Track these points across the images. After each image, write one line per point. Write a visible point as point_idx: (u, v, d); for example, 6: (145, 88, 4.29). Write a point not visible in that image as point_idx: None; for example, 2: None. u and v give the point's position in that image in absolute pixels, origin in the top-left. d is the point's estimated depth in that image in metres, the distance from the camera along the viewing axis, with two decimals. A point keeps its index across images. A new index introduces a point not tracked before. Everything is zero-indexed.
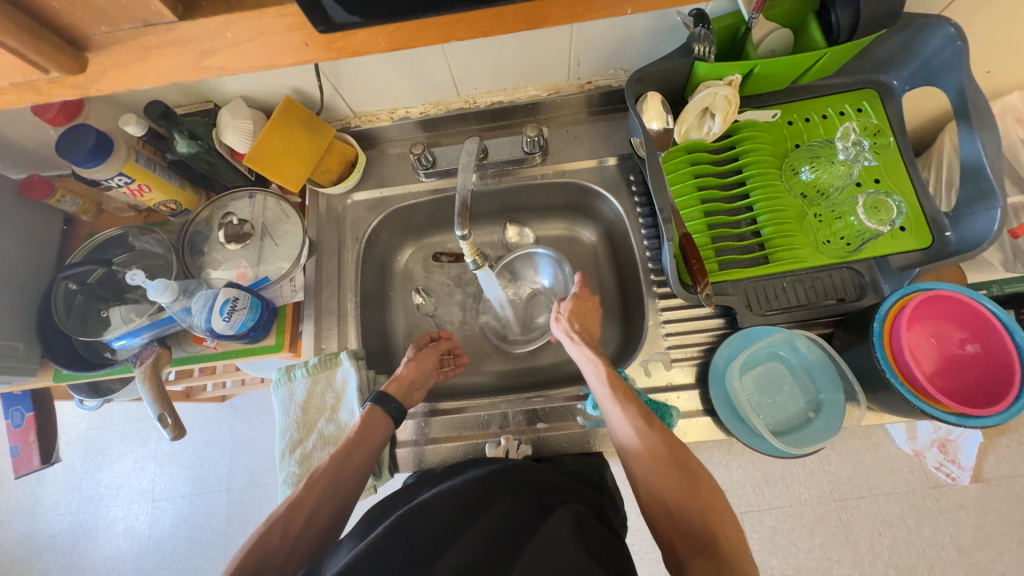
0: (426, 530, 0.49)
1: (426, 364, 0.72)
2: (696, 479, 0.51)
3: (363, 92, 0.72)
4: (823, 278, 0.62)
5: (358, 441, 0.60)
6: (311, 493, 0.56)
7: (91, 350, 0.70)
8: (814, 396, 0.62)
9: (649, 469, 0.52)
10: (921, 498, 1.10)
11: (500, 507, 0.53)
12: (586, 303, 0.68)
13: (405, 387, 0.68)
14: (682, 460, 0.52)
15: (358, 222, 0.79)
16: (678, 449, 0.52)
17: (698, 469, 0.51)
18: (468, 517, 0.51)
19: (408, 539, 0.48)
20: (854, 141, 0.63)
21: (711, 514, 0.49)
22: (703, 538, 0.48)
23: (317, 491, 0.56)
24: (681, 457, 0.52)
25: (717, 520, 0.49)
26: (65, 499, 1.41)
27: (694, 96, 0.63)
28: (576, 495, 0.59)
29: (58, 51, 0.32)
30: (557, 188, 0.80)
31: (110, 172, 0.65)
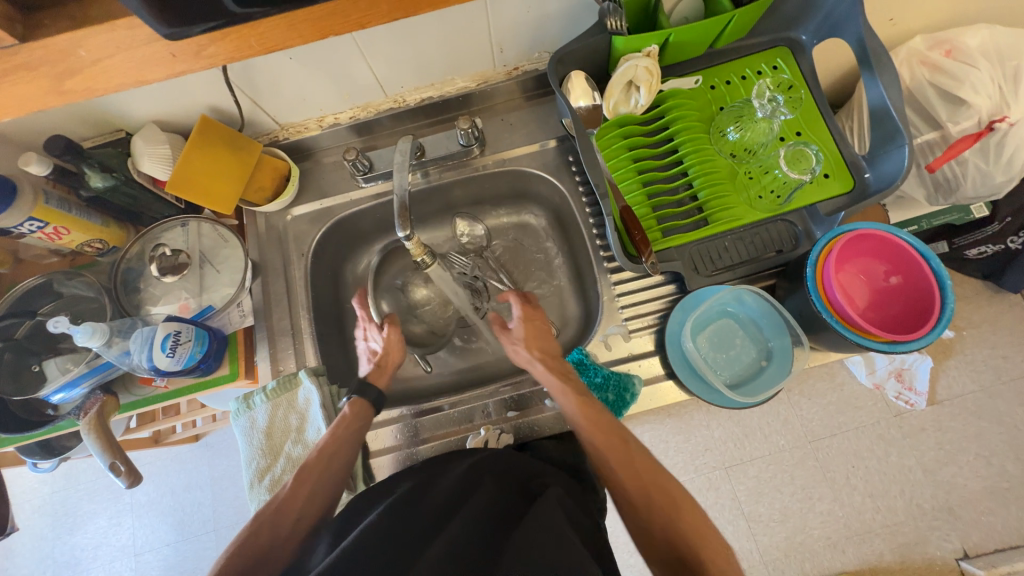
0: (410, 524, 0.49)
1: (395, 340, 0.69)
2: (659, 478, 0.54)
3: (285, 103, 0.70)
4: (760, 233, 0.65)
5: (338, 443, 0.60)
6: (295, 494, 0.56)
7: (29, 409, 0.66)
8: (764, 344, 0.65)
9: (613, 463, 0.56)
10: (886, 428, 1.17)
11: (490, 490, 0.54)
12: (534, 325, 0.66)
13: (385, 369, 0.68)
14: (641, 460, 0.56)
15: (302, 237, 0.77)
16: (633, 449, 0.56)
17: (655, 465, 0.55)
18: (455, 502, 0.52)
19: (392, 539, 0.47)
20: (769, 98, 0.66)
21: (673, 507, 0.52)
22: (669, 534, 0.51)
23: (302, 497, 0.56)
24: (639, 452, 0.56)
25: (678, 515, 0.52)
26: (39, 569, 1.33)
27: (617, 71, 0.64)
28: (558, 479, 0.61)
29: None
30: (499, 177, 0.79)
31: (19, 218, 0.61)
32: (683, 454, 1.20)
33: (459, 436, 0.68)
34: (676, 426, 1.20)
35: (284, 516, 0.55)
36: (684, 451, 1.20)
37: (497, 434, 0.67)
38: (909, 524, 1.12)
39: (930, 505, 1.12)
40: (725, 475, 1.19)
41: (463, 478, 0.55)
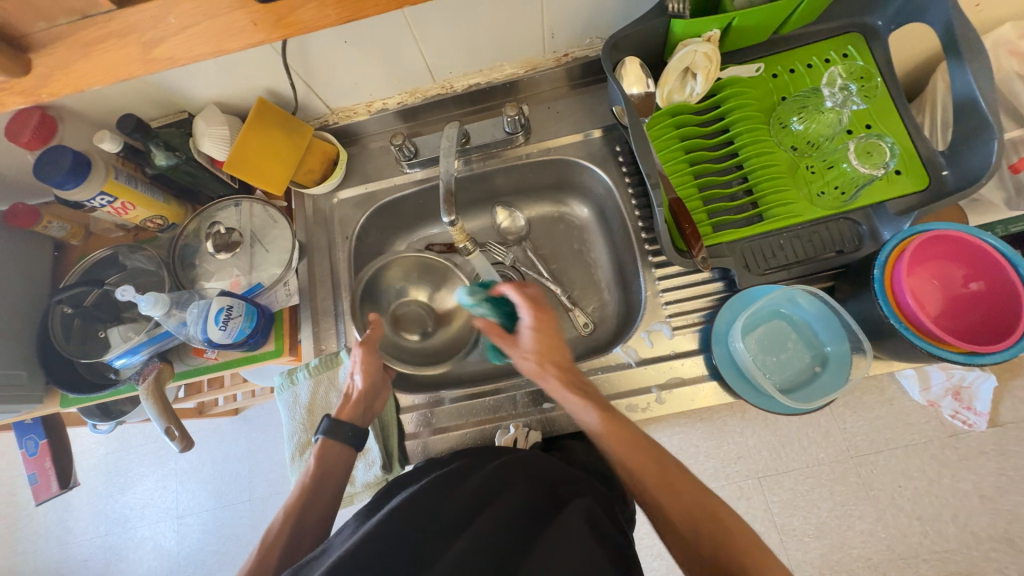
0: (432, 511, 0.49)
1: (373, 364, 0.65)
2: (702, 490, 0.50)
3: (337, 87, 0.71)
4: (820, 232, 0.61)
5: (319, 481, 0.61)
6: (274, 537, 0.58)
7: (95, 372, 0.71)
8: (820, 349, 0.61)
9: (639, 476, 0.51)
10: (939, 448, 1.09)
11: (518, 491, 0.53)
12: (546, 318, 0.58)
13: (365, 403, 0.64)
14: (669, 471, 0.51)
15: (347, 220, 0.78)
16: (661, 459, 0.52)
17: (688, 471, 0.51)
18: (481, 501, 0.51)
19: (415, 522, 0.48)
20: (841, 86, 0.61)
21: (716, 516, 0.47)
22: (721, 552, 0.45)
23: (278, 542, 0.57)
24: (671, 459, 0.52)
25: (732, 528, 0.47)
26: (93, 523, 1.43)
27: (674, 57, 0.61)
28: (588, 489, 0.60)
29: None
30: (542, 166, 0.78)
31: (91, 192, 0.64)
32: (714, 460, 1.16)
33: (491, 425, 0.68)
34: (708, 431, 1.17)
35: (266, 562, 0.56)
36: (715, 457, 1.17)
37: (525, 432, 0.67)
38: (962, 552, 1.04)
39: (987, 533, 1.04)
40: (758, 485, 1.14)
41: (492, 475, 0.55)
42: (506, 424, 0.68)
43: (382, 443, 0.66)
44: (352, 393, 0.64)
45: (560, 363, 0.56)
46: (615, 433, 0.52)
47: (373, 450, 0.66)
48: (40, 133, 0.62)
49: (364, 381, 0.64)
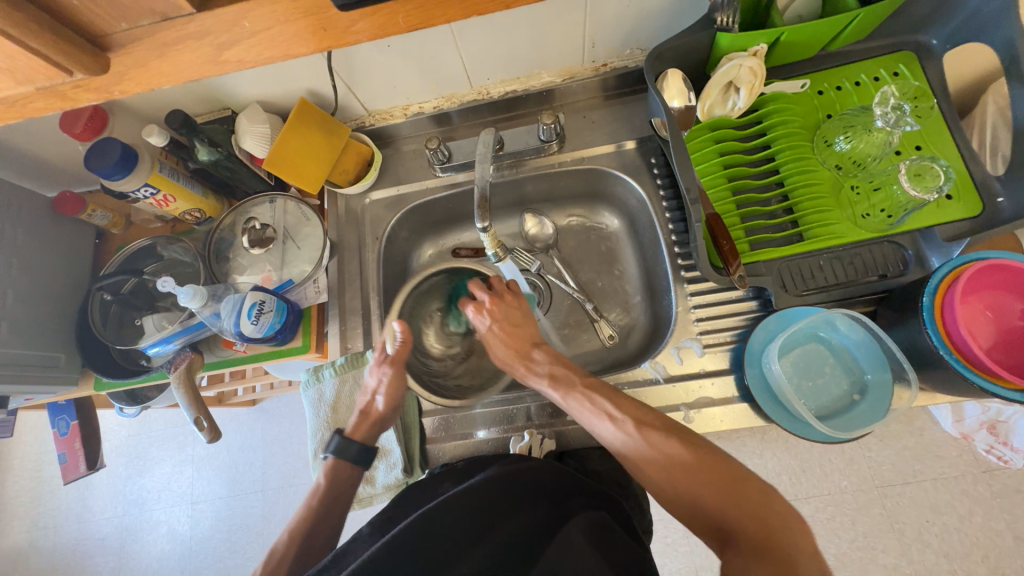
0: (449, 528, 0.50)
1: (397, 394, 0.63)
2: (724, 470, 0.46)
3: (376, 90, 0.72)
4: (862, 254, 0.59)
5: (327, 503, 0.60)
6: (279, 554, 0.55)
7: (128, 358, 0.73)
8: (858, 376, 0.59)
9: (653, 466, 0.48)
10: (972, 484, 1.04)
11: (529, 513, 0.54)
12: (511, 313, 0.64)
13: (378, 424, 0.64)
14: (683, 461, 0.47)
15: (377, 221, 0.79)
16: (674, 449, 0.48)
17: (706, 449, 0.48)
18: (494, 518, 0.52)
19: (429, 541, 0.48)
20: (895, 105, 0.57)
21: (739, 495, 0.44)
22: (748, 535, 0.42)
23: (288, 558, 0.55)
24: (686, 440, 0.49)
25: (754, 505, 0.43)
26: (111, 503, 1.46)
27: (717, 71, 0.60)
28: (604, 501, 0.60)
29: (80, 51, 0.33)
30: (575, 175, 0.78)
31: (137, 183, 0.66)
32: None
33: (503, 432, 0.67)
34: (726, 451, 1.14)
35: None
36: None
37: (541, 440, 0.65)
38: None
39: None
40: None
41: (505, 490, 0.55)
42: (521, 431, 0.66)
43: (403, 445, 0.66)
44: (370, 411, 0.64)
45: (512, 333, 0.63)
46: (632, 442, 0.50)
47: (394, 452, 0.66)
48: (92, 125, 0.64)
49: (384, 405, 0.63)
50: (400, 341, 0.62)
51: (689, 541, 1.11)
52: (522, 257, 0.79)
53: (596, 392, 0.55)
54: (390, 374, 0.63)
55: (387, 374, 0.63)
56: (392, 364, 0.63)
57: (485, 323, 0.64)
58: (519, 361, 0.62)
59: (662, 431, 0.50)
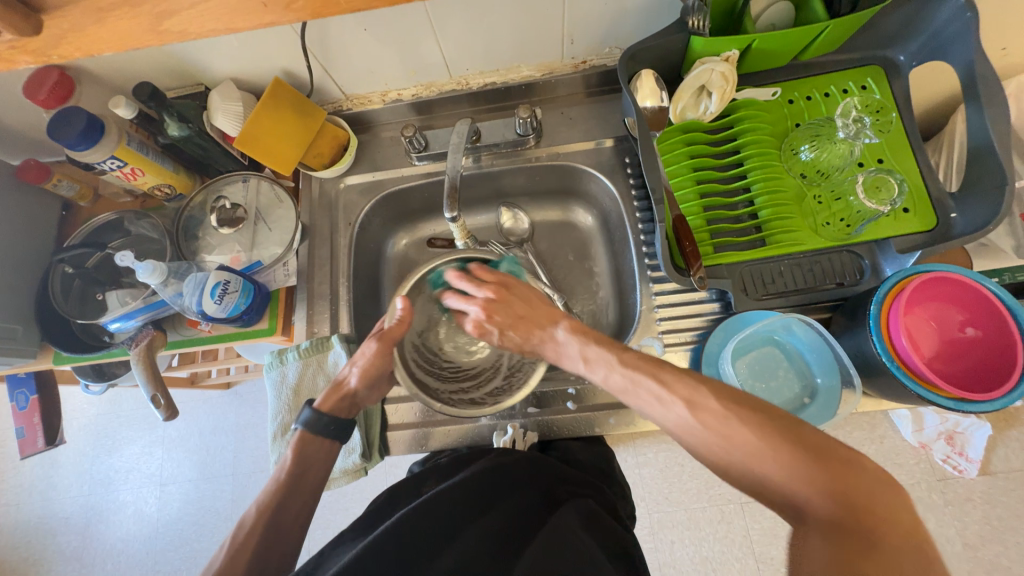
0: (441, 521, 0.51)
1: (378, 369, 0.60)
2: (813, 449, 0.37)
3: (354, 74, 0.71)
4: (821, 262, 0.60)
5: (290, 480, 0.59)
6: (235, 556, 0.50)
7: (89, 334, 0.72)
8: (809, 380, 0.61)
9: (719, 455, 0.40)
10: (926, 491, 1.08)
11: (512, 504, 0.56)
12: (505, 296, 0.60)
13: (350, 399, 0.61)
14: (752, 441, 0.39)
15: (351, 207, 0.78)
16: (745, 441, 0.39)
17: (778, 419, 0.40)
18: (476, 510, 0.54)
19: (417, 536, 0.49)
20: (855, 118, 0.60)
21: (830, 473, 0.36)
22: (824, 512, 0.36)
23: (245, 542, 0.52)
24: (776, 423, 0.39)
25: (853, 483, 0.35)
26: (77, 482, 1.44)
27: (690, 74, 0.61)
28: (590, 490, 0.63)
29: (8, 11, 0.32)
30: (551, 171, 0.78)
31: (103, 155, 0.65)
32: (698, 481, 1.15)
33: (488, 424, 0.67)
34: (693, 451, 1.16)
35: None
36: (699, 478, 1.15)
37: (525, 432, 0.66)
38: None
39: None
40: (739, 510, 1.12)
41: (488, 483, 0.56)
42: (505, 425, 0.66)
43: (364, 430, 0.66)
44: (342, 385, 0.61)
45: (522, 322, 0.58)
46: (687, 425, 0.43)
47: (354, 437, 0.65)
48: (56, 92, 0.63)
49: (360, 379, 0.61)
50: (400, 319, 0.59)
51: (653, 538, 1.14)
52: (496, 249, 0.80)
53: (641, 371, 0.47)
54: (375, 348, 0.60)
55: (373, 348, 0.60)
56: (382, 340, 0.60)
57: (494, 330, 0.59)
58: (536, 333, 0.57)
59: (720, 411, 0.41)
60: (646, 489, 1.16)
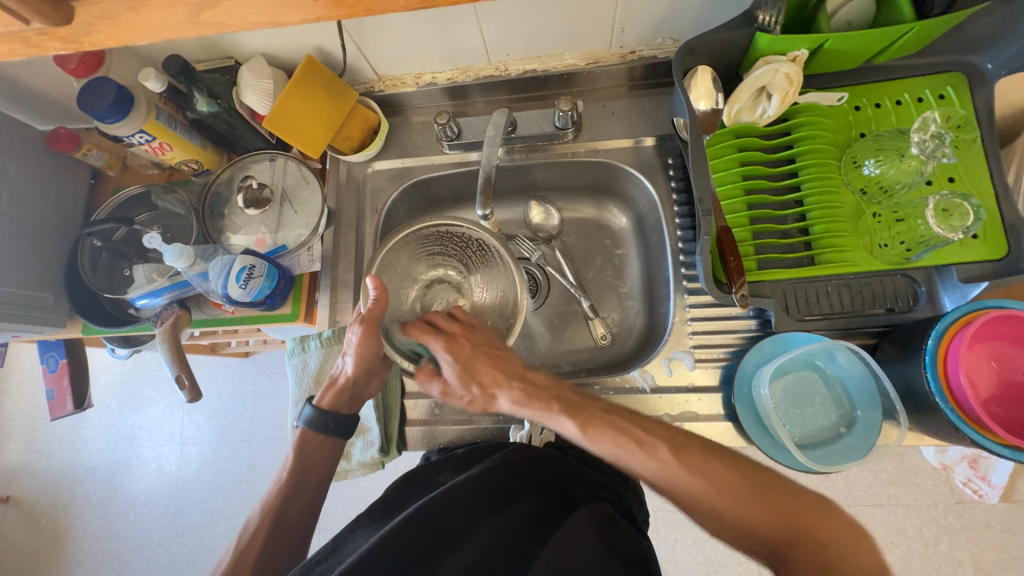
0: (450, 517, 0.51)
1: (368, 354, 0.57)
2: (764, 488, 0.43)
3: (388, 54, 0.68)
4: (873, 285, 0.57)
5: (301, 476, 0.59)
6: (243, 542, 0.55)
7: (116, 307, 0.72)
8: (848, 411, 0.57)
9: (688, 499, 0.44)
10: (943, 514, 1.05)
11: (527, 500, 0.55)
12: (464, 337, 0.56)
13: (351, 391, 0.61)
14: (730, 482, 0.44)
15: (379, 193, 0.76)
16: (718, 476, 0.44)
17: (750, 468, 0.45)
18: (490, 506, 0.53)
19: (429, 530, 0.50)
20: (934, 133, 0.54)
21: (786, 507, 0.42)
22: (795, 547, 0.40)
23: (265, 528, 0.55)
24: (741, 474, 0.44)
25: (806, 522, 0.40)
26: (103, 436, 1.50)
27: (751, 73, 0.56)
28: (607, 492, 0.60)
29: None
30: (588, 167, 0.75)
31: (132, 129, 0.64)
32: None
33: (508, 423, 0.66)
34: None
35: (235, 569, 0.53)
36: None
37: (540, 429, 0.64)
38: None
39: None
40: None
41: (501, 479, 0.56)
42: (520, 420, 0.65)
43: (382, 425, 0.64)
44: (339, 377, 0.60)
45: (491, 358, 0.56)
46: (668, 471, 0.46)
47: (373, 431, 0.65)
48: (87, 63, 0.62)
49: (354, 367, 0.59)
50: (374, 299, 0.54)
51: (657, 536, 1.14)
52: (522, 245, 0.78)
53: (623, 420, 0.50)
54: (360, 331, 0.56)
55: (357, 332, 0.56)
56: (365, 323, 0.55)
57: (458, 360, 0.55)
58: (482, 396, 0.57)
59: (701, 455, 0.46)
60: (654, 488, 1.15)
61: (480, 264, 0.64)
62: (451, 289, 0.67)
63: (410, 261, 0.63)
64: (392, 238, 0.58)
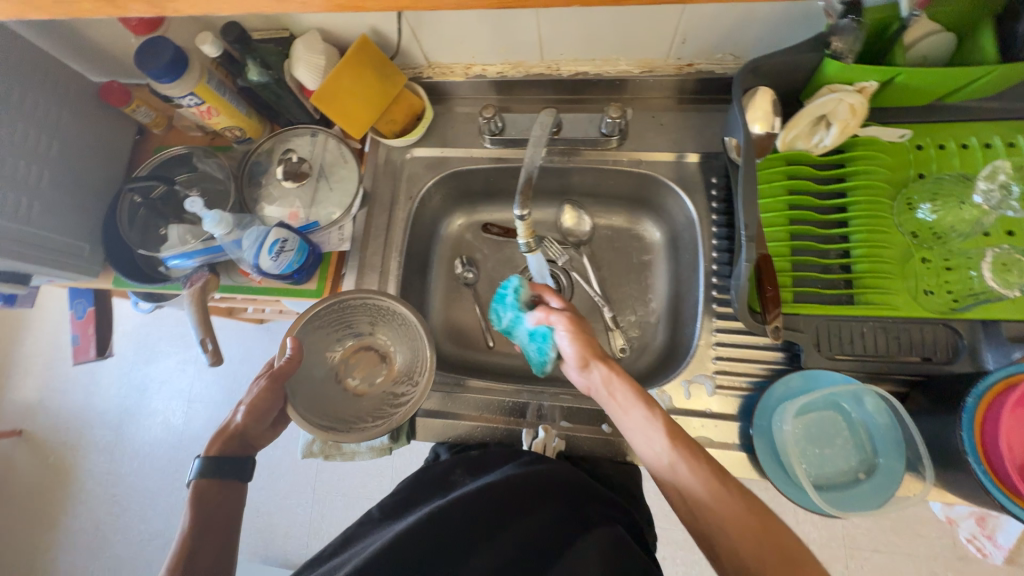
0: (463, 526, 0.49)
1: (264, 406, 0.60)
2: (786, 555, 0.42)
3: (442, 41, 0.67)
4: (911, 331, 0.55)
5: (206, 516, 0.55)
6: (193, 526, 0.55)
7: (148, 263, 0.73)
8: (869, 457, 0.56)
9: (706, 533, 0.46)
10: (944, 570, 1.02)
11: (543, 512, 0.52)
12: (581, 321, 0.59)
13: (239, 441, 0.60)
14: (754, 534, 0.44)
15: (414, 180, 0.76)
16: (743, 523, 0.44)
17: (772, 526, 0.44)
18: (502, 516, 0.51)
19: (440, 538, 0.48)
20: (1003, 183, 0.53)
21: None
22: None
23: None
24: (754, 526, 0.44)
25: None
26: (116, 383, 1.54)
27: (813, 101, 0.54)
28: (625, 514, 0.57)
29: None
30: (628, 177, 0.73)
31: (182, 91, 0.64)
32: None
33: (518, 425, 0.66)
34: None
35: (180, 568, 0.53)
36: None
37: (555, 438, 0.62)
38: None
39: None
40: None
41: (518, 489, 0.52)
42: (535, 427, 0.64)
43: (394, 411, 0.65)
44: (228, 426, 0.60)
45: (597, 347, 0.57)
46: (702, 496, 0.47)
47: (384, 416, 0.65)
48: (148, 20, 0.62)
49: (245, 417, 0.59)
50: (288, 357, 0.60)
51: None
52: (550, 248, 0.78)
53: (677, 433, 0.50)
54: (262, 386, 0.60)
55: (261, 386, 0.60)
56: (274, 380, 0.60)
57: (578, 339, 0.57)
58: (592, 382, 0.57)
59: (736, 499, 0.46)
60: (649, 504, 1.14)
61: (400, 330, 0.69)
62: (373, 356, 0.71)
63: (333, 328, 0.67)
64: (315, 305, 0.63)
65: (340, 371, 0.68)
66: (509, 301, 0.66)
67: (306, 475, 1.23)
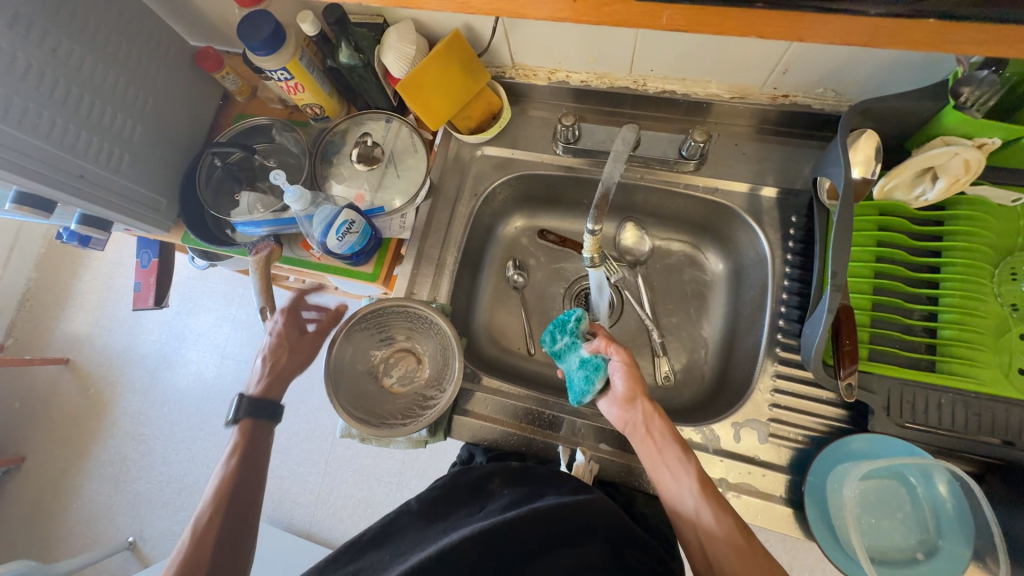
0: (501, 553, 0.48)
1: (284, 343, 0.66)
2: None
3: (533, 44, 0.67)
4: (996, 411, 0.50)
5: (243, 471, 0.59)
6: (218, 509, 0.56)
7: (217, 225, 0.76)
8: (931, 538, 0.52)
9: None
10: None
11: (582, 551, 0.49)
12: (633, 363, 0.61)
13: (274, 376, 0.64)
14: None
15: (481, 177, 0.76)
16: None
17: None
18: (538, 547, 0.49)
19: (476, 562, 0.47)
20: None
21: None
22: None
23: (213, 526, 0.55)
24: None
25: None
26: (158, 329, 1.62)
27: (924, 151, 0.51)
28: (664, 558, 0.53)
29: None
30: (699, 203, 0.71)
31: (276, 65, 0.66)
32: None
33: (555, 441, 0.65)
34: None
35: (204, 546, 0.54)
36: None
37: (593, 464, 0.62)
38: None
39: None
40: None
41: (556, 522, 0.50)
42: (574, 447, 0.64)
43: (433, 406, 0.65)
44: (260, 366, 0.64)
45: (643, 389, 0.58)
46: (728, 550, 0.48)
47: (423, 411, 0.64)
48: None
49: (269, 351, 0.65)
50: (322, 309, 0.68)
51: None
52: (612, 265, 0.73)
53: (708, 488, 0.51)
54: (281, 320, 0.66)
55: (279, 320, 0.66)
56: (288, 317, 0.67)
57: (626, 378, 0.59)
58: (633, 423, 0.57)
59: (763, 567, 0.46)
60: None
61: (435, 341, 0.69)
62: (411, 359, 0.72)
63: (378, 328, 0.68)
64: (363, 308, 0.64)
65: (378, 368, 0.70)
66: (569, 327, 0.66)
67: (322, 447, 1.25)
